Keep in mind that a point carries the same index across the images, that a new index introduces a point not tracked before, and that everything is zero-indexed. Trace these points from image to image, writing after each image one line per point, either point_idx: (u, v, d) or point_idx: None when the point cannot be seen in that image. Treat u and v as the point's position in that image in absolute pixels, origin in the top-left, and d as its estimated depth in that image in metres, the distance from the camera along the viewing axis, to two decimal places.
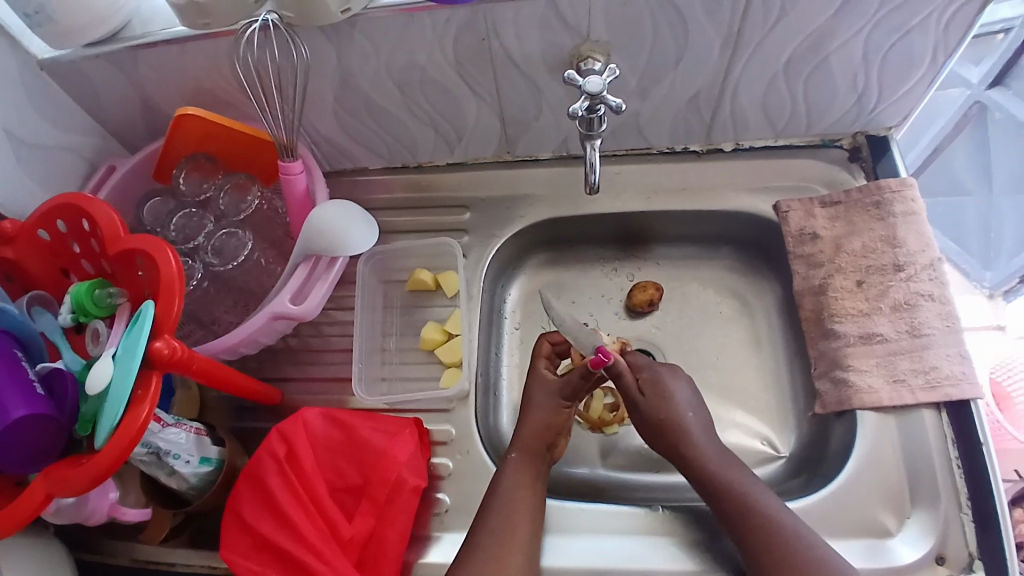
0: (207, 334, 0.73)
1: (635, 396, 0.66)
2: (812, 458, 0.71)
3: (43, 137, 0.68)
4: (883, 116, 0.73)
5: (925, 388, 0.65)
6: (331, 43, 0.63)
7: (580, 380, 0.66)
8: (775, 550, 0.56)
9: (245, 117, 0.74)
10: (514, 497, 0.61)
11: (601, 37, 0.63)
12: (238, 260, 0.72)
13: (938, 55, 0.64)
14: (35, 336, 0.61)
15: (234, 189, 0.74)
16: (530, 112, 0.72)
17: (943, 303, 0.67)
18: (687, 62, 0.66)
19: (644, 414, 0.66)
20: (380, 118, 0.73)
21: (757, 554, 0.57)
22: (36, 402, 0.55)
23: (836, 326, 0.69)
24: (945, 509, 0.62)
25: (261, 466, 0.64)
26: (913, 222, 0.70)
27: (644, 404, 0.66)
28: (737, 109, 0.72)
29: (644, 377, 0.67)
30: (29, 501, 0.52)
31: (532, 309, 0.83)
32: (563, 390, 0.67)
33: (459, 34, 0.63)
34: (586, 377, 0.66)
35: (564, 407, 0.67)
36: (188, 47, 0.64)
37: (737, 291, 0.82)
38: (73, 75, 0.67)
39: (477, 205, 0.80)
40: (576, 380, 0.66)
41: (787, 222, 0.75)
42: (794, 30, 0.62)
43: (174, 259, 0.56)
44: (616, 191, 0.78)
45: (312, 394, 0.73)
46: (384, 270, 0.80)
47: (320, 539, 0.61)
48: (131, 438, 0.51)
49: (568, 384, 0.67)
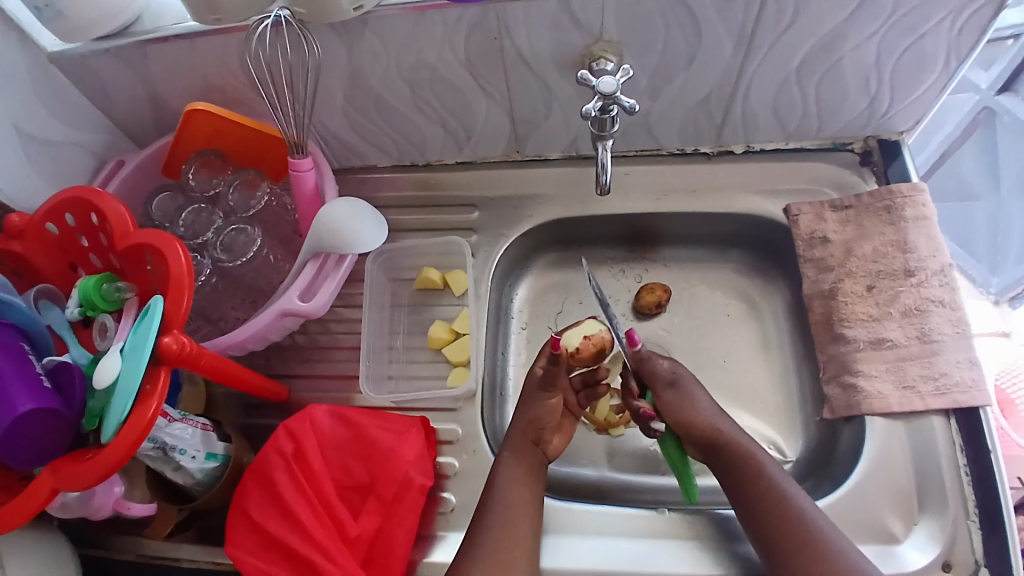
0: (214, 330, 0.73)
1: (667, 376, 0.67)
2: (819, 462, 0.70)
3: (52, 132, 0.67)
4: (894, 120, 0.72)
5: (934, 395, 0.65)
6: (342, 40, 0.63)
7: (552, 365, 0.67)
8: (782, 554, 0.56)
9: (254, 113, 0.74)
10: (520, 497, 0.61)
11: (613, 37, 0.63)
12: (247, 257, 0.71)
13: (951, 60, 0.64)
14: (42, 331, 0.60)
15: (243, 185, 0.74)
16: (540, 111, 0.72)
17: (953, 309, 0.67)
18: (699, 63, 0.66)
19: (668, 408, 0.66)
20: (390, 116, 0.73)
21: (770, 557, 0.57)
22: (42, 396, 0.54)
23: (845, 331, 0.69)
24: (954, 514, 0.61)
25: (269, 463, 0.64)
26: (924, 227, 0.70)
27: (678, 384, 0.67)
28: (748, 110, 0.71)
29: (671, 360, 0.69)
30: (34, 495, 0.52)
31: (540, 309, 0.83)
32: (542, 380, 0.67)
33: (471, 33, 0.62)
34: (553, 360, 0.66)
35: (548, 398, 0.67)
36: (198, 43, 0.64)
37: (745, 294, 0.81)
38: (83, 69, 0.67)
39: (486, 204, 0.80)
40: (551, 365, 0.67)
41: (797, 225, 0.74)
42: (807, 32, 0.62)
43: (184, 255, 0.56)
44: (625, 192, 0.78)
45: (319, 391, 0.73)
46: (392, 268, 0.80)
47: (327, 537, 0.61)
48: (139, 433, 0.51)
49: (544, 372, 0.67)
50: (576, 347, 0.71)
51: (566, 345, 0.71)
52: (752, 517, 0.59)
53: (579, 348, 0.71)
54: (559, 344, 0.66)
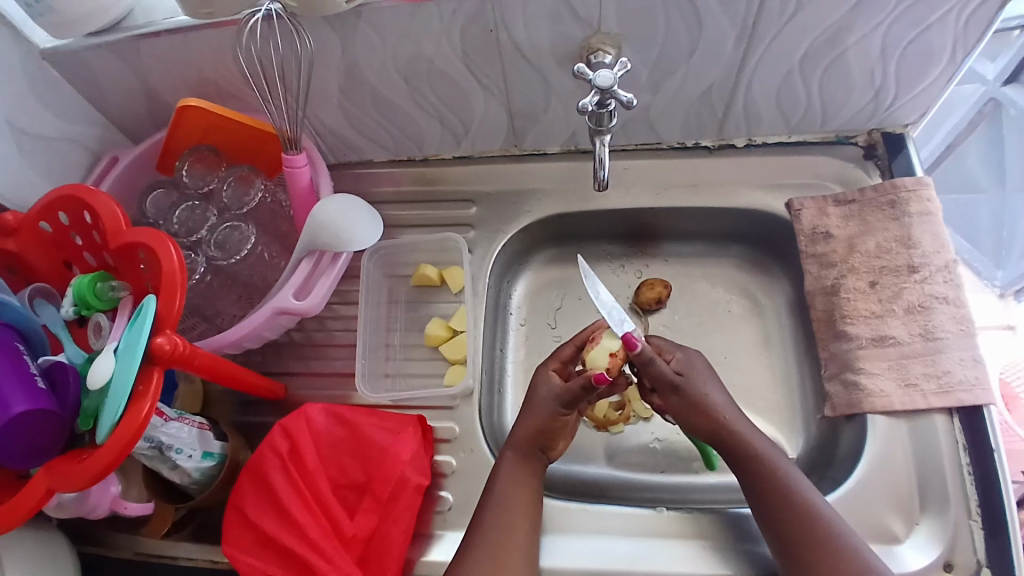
0: (211, 327, 0.72)
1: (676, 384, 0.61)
2: (820, 460, 0.70)
3: (46, 128, 0.67)
4: (900, 113, 0.71)
5: (937, 393, 0.64)
6: (336, 34, 0.62)
7: (582, 392, 0.62)
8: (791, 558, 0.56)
9: (248, 108, 0.73)
10: (518, 497, 0.60)
11: (612, 29, 0.62)
12: (241, 254, 0.71)
13: (958, 51, 0.62)
14: (36, 328, 0.60)
15: (238, 181, 0.73)
16: (538, 105, 0.71)
17: (958, 306, 0.66)
18: (700, 55, 0.64)
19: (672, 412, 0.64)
20: (385, 110, 0.72)
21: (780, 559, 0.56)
22: (37, 396, 0.54)
23: (848, 328, 0.68)
24: (955, 515, 0.61)
25: (264, 462, 0.64)
26: (929, 222, 0.69)
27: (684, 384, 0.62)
28: (750, 104, 0.70)
29: (677, 359, 0.65)
30: (31, 495, 0.52)
31: (539, 306, 0.82)
32: (562, 398, 0.62)
33: (466, 26, 0.61)
34: (588, 389, 0.61)
35: (561, 414, 0.63)
36: (190, 37, 0.63)
37: (747, 290, 0.80)
38: (76, 65, 0.67)
39: (483, 200, 0.79)
40: (577, 390, 0.62)
41: (800, 221, 0.73)
42: (811, 24, 0.60)
43: (176, 252, 0.55)
44: (625, 186, 0.77)
45: (316, 388, 0.73)
46: (388, 264, 0.79)
47: (323, 536, 0.61)
48: (134, 433, 0.50)
49: (568, 390, 0.62)
50: (605, 367, 0.62)
51: (594, 369, 0.62)
52: (761, 514, 0.59)
53: (609, 367, 0.62)
54: (602, 377, 0.60)
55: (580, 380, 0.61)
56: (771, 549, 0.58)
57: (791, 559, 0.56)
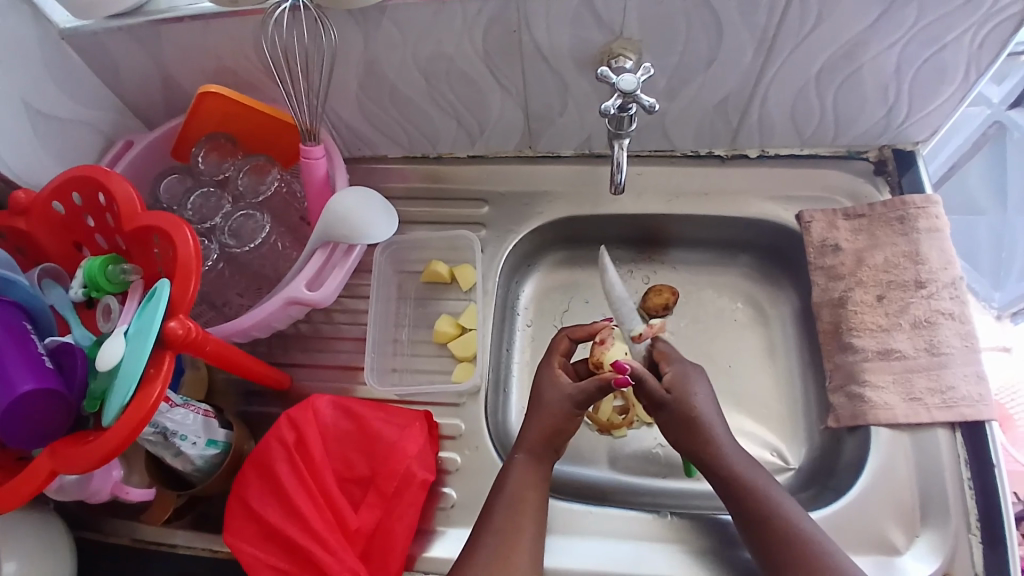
0: (218, 316, 0.72)
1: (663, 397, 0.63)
2: (823, 470, 0.70)
3: (61, 109, 0.67)
4: (911, 130, 0.72)
5: (941, 407, 0.65)
6: (359, 28, 0.62)
7: (596, 392, 0.63)
8: (799, 564, 0.56)
9: (266, 98, 0.73)
10: (527, 497, 0.60)
11: (634, 35, 0.62)
12: (255, 242, 0.71)
13: (970, 71, 0.63)
14: (44, 310, 0.60)
15: (253, 170, 0.73)
16: (555, 107, 0.71)
17: (962, 322, 0.67)
18: (719, 65, 0.65)
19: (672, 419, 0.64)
20: (403, 106, 0.72)
21: (783, 567, 0.56)
22: (45, 376, 0.54)
23: (853, 340, 0.69)
24: (955, 528, 0.61)
25: (270, 452, 0.63)
26: (937, 239, 0.70)
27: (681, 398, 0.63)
28: (765, 115, 0.71)
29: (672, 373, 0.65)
30: (34, 476, 0.51)
31: (545, 307, 0.82)
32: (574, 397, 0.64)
33: (490, 25, 0.62)
34: (604, 390, 0.62)
35: (576, 415, 0.64)
36: (212, 25, 0.63)
37: (753, 299, 0.81)
38: (95, 47, 0.66)
39: (495, 199, 0.79)
40: (592, 389, 0.63)
41: (809, 233, 0.74)
42: (829, 40, 0.61)
43: (193, 240, 0.55)
44: (636, 192, 0.78)
45: (321, 380, 0.73)
46: (399, 260, 0.79)
47: (327, 529, 0.60)
48: (142, 418, 0.50)
49: (582, 391, 0.63)
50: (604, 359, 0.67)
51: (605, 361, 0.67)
52: (748, 524, 0.59)
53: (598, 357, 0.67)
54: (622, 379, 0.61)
55: (595, 382, 0.62)
56: (754, 556, 0.59)
57: (770, 566, 0.57)
